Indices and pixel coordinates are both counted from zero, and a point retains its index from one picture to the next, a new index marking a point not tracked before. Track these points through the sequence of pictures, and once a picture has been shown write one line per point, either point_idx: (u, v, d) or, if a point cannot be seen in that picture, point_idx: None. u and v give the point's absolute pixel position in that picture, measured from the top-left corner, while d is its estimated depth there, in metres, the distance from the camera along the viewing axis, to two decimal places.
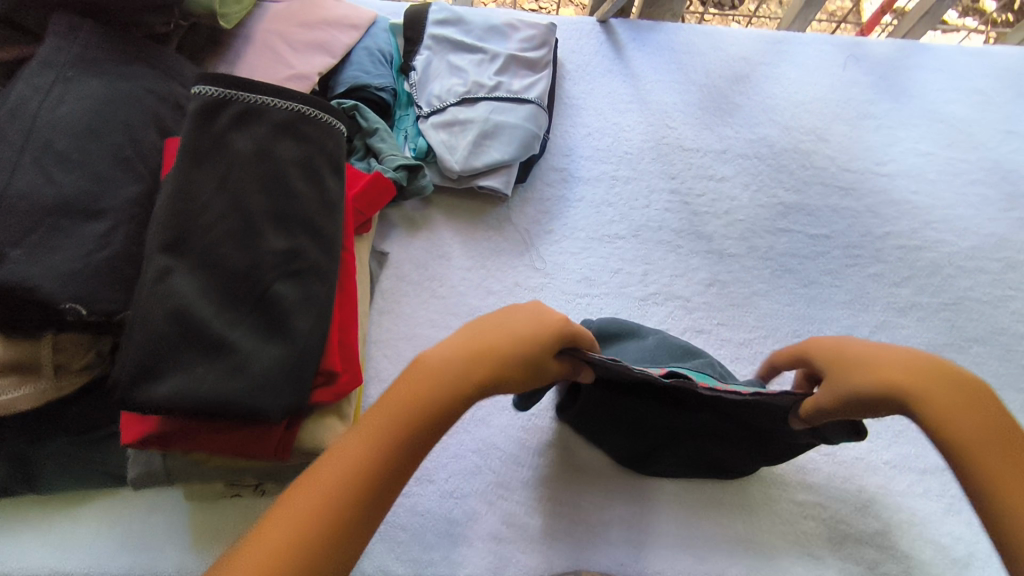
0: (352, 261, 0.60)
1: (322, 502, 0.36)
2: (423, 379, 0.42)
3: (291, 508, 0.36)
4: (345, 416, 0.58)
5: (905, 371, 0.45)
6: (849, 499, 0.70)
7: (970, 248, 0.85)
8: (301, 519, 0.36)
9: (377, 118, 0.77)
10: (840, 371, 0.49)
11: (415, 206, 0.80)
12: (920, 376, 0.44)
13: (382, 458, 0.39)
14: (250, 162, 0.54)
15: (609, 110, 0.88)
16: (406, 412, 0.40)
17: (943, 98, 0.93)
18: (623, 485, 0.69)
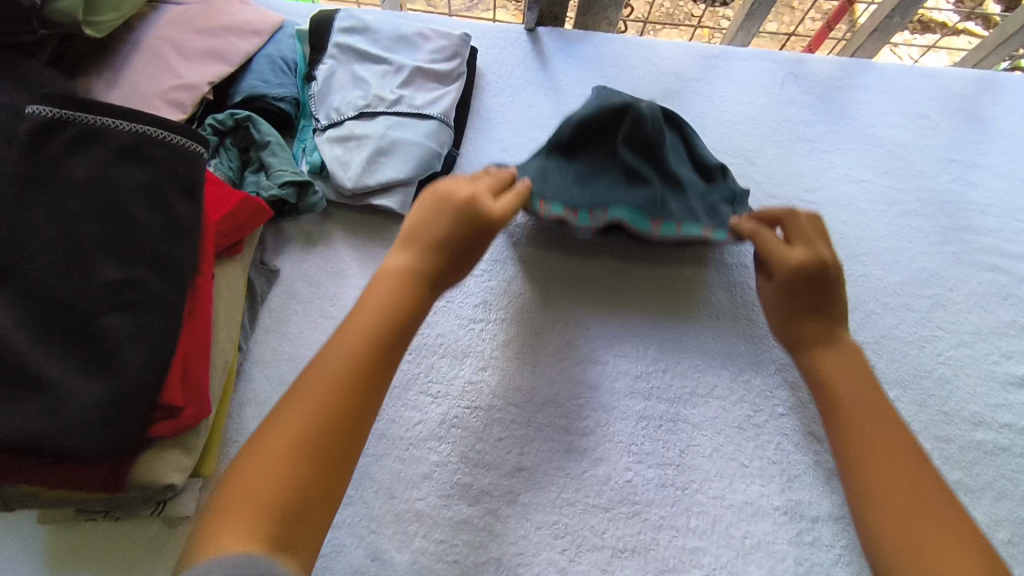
0: (209, 288, 0.59)
1: (270, 490, 0.44)
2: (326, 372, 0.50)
3: (244, 480, 0.45)
4: (190, 449, 0.56)
5: (882, 417, 0.60)
6: (735, 547, 0.67)
7: (897, 283, 0.80)
8: (309, 409, 0.48)
9: (272, 130, 0.74)
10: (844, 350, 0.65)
11: (313, 221, 0.78)
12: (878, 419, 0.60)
13: (342, 416, 0.49)
14: (83, 186, 0.52)
15: (527, 125, 0.85)
16: (347, 349, 0.52)
17: (884, 122, 0.90)
18: (500, 524, 0.66)
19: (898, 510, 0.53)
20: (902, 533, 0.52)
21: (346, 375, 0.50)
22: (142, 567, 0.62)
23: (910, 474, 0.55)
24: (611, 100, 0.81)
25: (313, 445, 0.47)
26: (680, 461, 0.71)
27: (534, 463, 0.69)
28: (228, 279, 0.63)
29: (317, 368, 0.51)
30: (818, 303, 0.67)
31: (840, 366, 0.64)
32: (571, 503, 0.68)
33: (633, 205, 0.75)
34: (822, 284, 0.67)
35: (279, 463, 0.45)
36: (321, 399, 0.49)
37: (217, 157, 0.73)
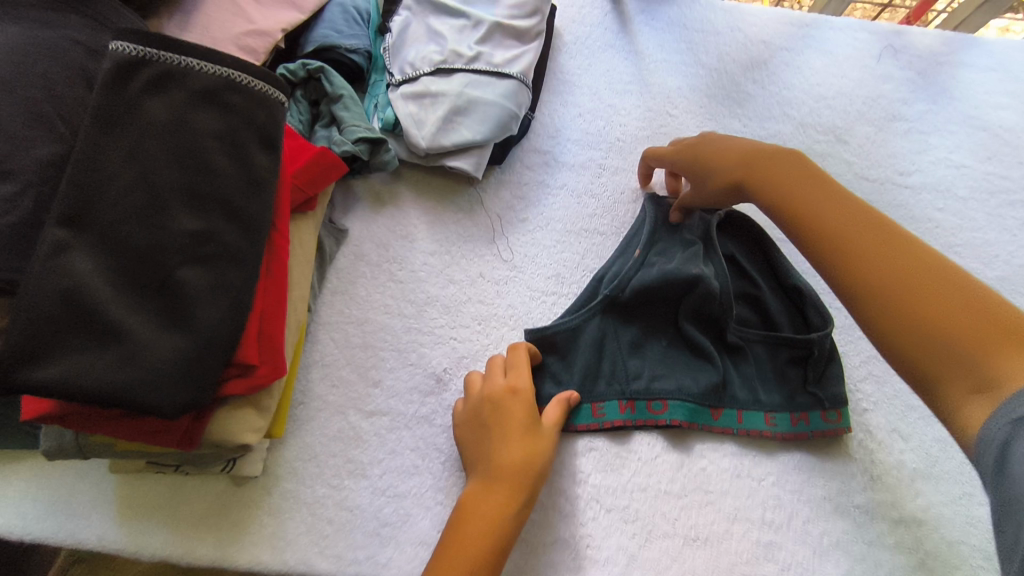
0: (285, 244, 0.56)
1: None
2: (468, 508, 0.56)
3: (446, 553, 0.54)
4: (264, 411, 0.54)
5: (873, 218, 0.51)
6: (812, 544, 0.64)
7: (996, 278, 0.75)
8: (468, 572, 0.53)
9: (344, 83, 0.70)
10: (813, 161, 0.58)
11: (382, 179, 0.74)
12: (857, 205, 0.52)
13: (494, 544, 0.55)
14: (162, 129, 0.49)
15: (604, 90, 0.80)
16: (490, 508, 0.56)
17: (990, 103, 0.83)
18: (569, 504, 0.64)
19: (913, 289, 0.46)
20: (911, 297, 0.46)
21: (496, 519, 0.56)
22: (211, 524, 0.60)
23: (900, 272, 0.47)
24: (677, 267, 0.67)
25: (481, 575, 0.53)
26: (757, 452, 0.67)
27: (603, 444, 0.67)
28: (302, 236, 0.60)
29: (474, 508, 0.56)
30: (812, 202, 0.55)
31: (863, 250, 0.50)
32: (643, 487, 0.65)
33: (696, 400, 0.67)
34: (821, 186, 0.55)
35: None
36: (492, 516, 0.56)
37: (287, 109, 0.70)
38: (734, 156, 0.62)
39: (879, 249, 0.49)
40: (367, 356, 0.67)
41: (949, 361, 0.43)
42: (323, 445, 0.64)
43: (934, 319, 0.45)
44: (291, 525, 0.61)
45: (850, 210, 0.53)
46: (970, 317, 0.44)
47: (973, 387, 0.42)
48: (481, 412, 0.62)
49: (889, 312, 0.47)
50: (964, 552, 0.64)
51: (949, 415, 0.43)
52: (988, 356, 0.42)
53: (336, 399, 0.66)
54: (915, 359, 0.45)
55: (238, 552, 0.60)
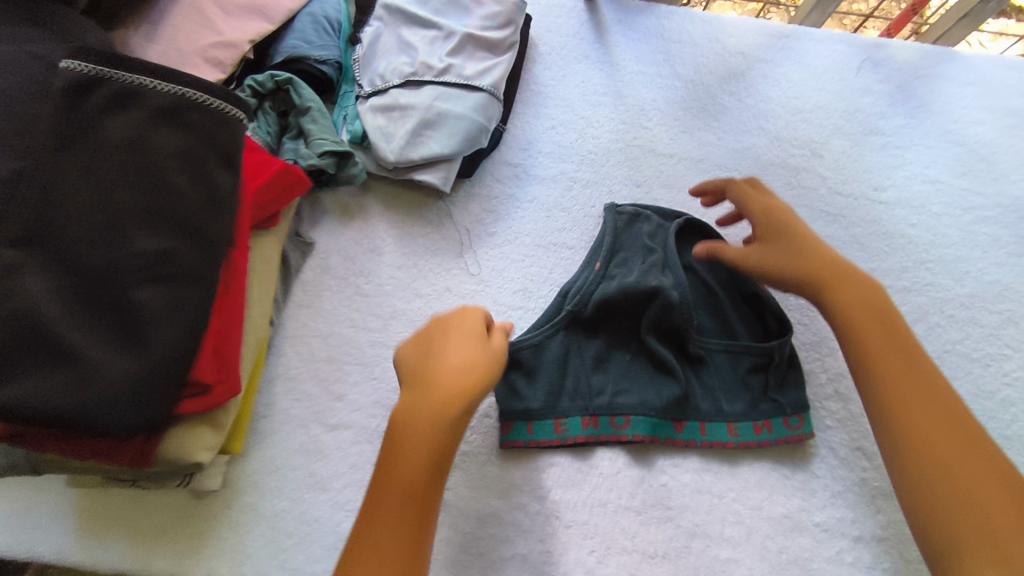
0: (242, 263, 0.57)
1: (375, 525, 0.49)
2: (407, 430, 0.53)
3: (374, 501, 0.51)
4: (220, 427, 0.55)
5: (877, 317, 0.57)
6: (769, 560, 0.65)
7: (965, 295, 0.75)
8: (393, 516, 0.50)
9: (313, 95, 0.71)
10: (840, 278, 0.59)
11: (351, 192, 0.75)
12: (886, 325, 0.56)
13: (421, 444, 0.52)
14: (119, 150, 0.49)
15: (578, 102, 0.80)
16: (422, 419, 0.53)
17: (967, 118, 0.82)
18: (529, 519, 0.65)
19: (955, 454, 0.49)
20: (944, 470, 0.49)
21: (431, 417, 0.53)
22: (170, 537, 0.62)
23: (952, 430, 0.51)
24: (636, 280, 0.68)
25: (406, 523, 0.49)
26: (719, 469, 0.68)
27: (564, 459, 0.67)
28: (263, 252, 0.61)
29: (406, 432, 0.53)
30: (896, 330, 0.56)
31: (920, 380, 0.53)
32: (604, 503, 0.66)
33: (658, 413, 0.67)
34: (892, 319, 0.57)
35: (372, 543, 0.49)
36: (420, 465, 0.52)
37: (255, 120, 0.70)
38: (773, 203, 0.66)
39: (940, 403, 0.52)
40: (331, 370, 0.68)
41: (960, 519, 0.47)
42: (284, 459, 0.64)
43: (918, 442, 0.51)
44: (249, 539, 0.62)
45: (874, 301, 0.58)
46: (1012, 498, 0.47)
47: (992, 557, 0.45)
48: (424, 339, 0.61)
49: (914, 482, 0.50)
50: (920, 570, 0.64)
51: (949, 548, 0.47)
52: (1021, 529, 0.46)
53: (299, 412, 0.66)
54: (929, 491, 0.49)
55: (195, 564, 0.61)
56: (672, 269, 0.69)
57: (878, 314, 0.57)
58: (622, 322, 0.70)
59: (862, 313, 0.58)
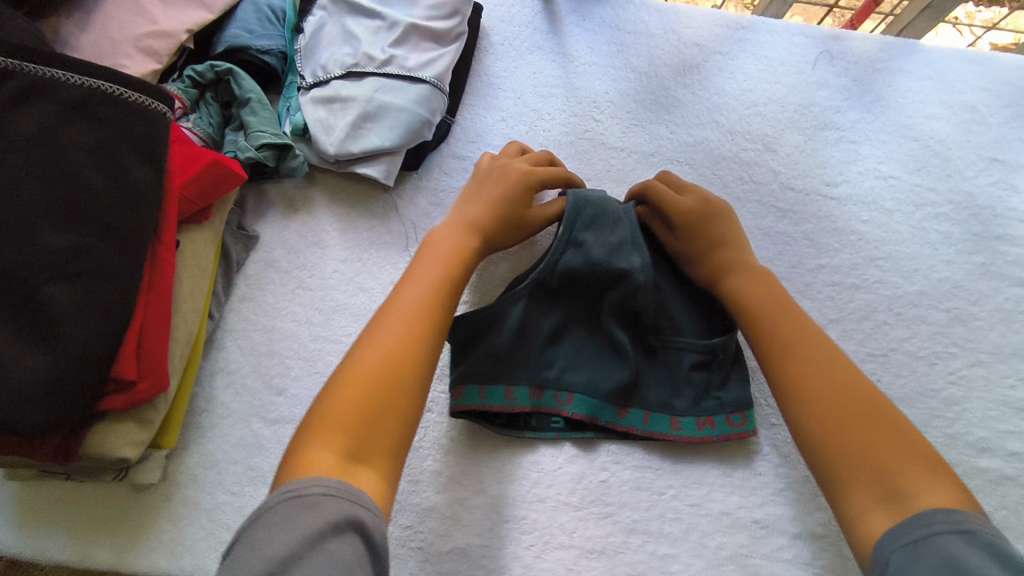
0: (170, 258, 0.56)
1: (377, 377, 0.47)
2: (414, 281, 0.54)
3: (361, 367, 0.47)
4: (147, 423, 0.54)
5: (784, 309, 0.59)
6: (706, 556, 0.65)
7: (914, 293, 0.75)
8: (374, 369, 0.47)
9: (254, 86, 0.69)
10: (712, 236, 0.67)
11: (296, 184, 0.73)
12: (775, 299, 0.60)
13: (430, 316, 0.52)
14: (29, 144, 0.49)
15: (530, 94, 0.79)
16: (411, 291, 0.53)
17: (923, 113, 0.82)
18: (468, 515, 0.65)
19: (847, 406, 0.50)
20: (839, 420, 0.49)
21: (434, 283, 0.54)
22: (108, 530, 0.61)
23: (847, 385, 0.51)
24: (603, 258, 0.66)
25: (410, 379, 0.48)
26: (660, 465, 0.68)
27: (505, 454, 0.67)
28: (195, 247, 0.60)
29: (399, 294, 0.53)
30: (782, 305, 0.60)
31: (816, 347, 0.55)
32: (543, 499, 0.66)
33: (601, 397, 0.67)
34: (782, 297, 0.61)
35: (365, 413, 0.45)
36: (411, 320, 0.51)
37: (196, 111, 0.69)
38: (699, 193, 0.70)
39: (829, 361, 0.53)
40: (273, 363, 0.66)
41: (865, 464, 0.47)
42: (224, 453, 0.63)
43: (809, 398, 0.52)
44: (189, 532, 0.61)
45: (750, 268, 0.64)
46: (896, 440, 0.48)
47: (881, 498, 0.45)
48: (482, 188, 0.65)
49: (825, 441, 0.49)
50: (855, 567, 0.65)
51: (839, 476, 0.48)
52: (913, 474, 0.46)
53: (241, 406, 0.65)
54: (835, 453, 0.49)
55: (133, 557, 0.60)
56: (639, 249, 0.66)
57: (761, 282, 0.62)
58: (582, 299, 0.69)
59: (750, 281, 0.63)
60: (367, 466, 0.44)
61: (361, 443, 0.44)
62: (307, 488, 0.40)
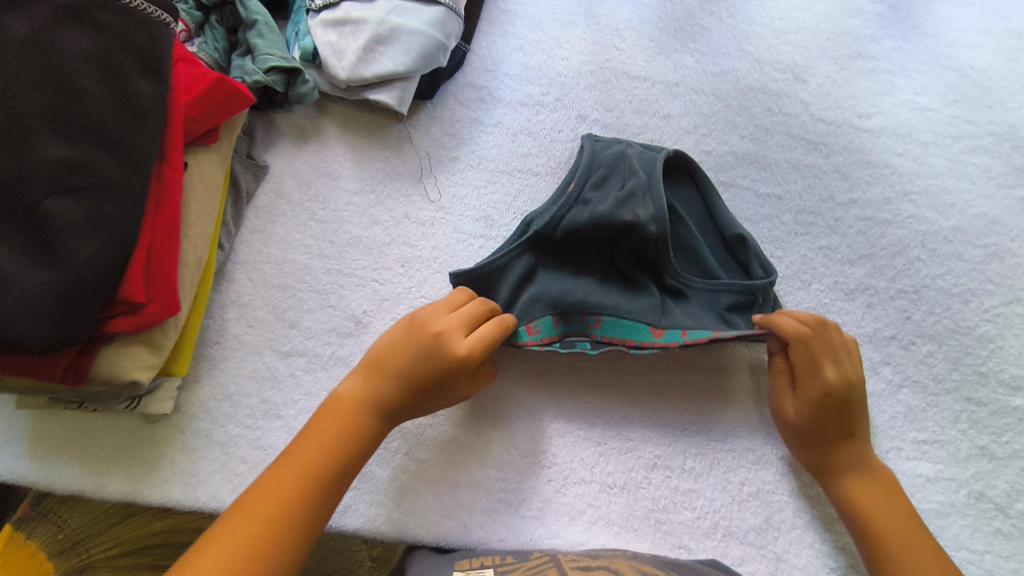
0: (177, 177, 0.53)
1: (262, 531, 0.46)
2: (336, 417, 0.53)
3: (229, 534, 0.45)
4: (158, 348, 0.53)
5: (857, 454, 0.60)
6: (731, 492, 0.63)
7: (949, 229, 0.72)
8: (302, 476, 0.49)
9: (261, 7, 0.66)
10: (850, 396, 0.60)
11: (306, 113, 0.70)
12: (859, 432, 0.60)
13: (358, 422, 0.53)
14: (22, 46, 0.46)
15: (548, 21, 0.75)
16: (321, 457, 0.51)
17: (965, 41, 0.77)
18: (486, 448, 0.63)
19: (896, 513, 0.57)
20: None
21: (355, 416, 0.54)
22: (122, 461, 0.60)
23: (880, 492, 0.58)
24: (610, 209, 0.63)
25: (319, 499, 0.49)
26: (682, 400, 0.66)
27: (524, 390, 0.65)
28: (203, 169, 0.58)
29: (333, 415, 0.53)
30: (846, 423, 0.59)
31: (863, 457, 0.60)
32: (563, 434, 0.64)
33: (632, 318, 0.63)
34: (852, 394, 0.59)
35: (275, 529, 0.46)
36: (330, 441, 0.52)
37: (201, 35, 0.66)
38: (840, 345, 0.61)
39: (869, 483, 0.59)
40: (286, 297, 0.65)
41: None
42: (238, 386, 0.62)
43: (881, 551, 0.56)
44: (204, 464, 0.60)
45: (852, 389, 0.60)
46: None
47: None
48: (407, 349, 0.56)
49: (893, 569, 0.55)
50: None
51: None
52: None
53: (253, 339, 0.64)
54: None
55: (148, 488, 0.59)
56: (653, 197, 0.64)
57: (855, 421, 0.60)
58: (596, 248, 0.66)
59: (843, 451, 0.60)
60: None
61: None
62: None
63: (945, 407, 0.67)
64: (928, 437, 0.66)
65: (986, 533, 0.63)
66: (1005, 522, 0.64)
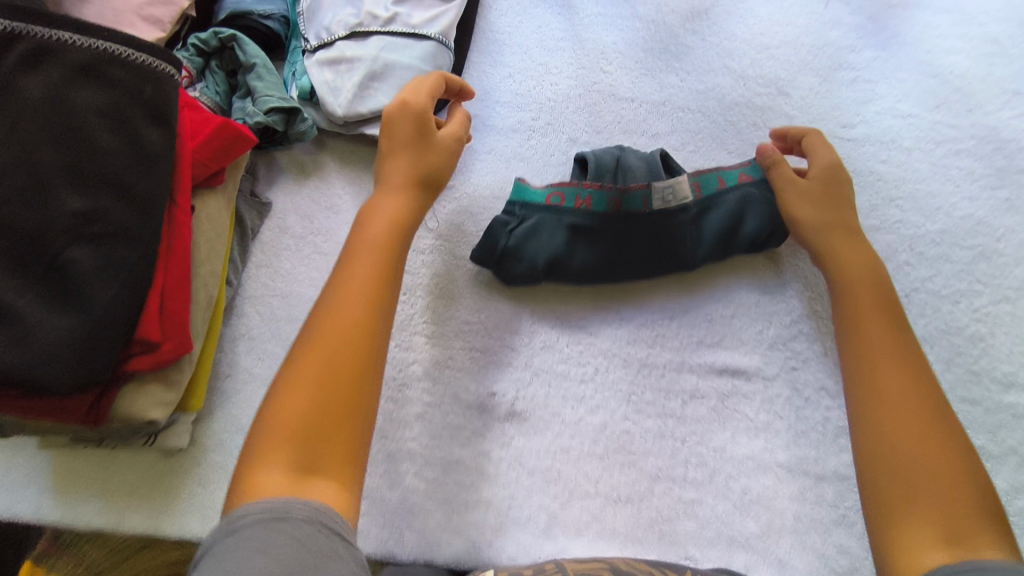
0: (186, 221, 0.56)
1: (313, 400, 0.41)
2: (371, 250, 0.49)
3: (286, 417, 0.41)
4: (173, 385, 0.55)
5: (879, 291, 0.57)
6: (732, 499, 0.65)
7: (936, 232, 0.73)
8: (341, 330, 0.44)
9: (259, 51, 0.69)
10: (834, 198, 0.63)
11: (305, 150, 0.73)
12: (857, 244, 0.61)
13: (389, 259, 0.49)
14: (41, 109, 0.49)
15: (536, 48, 0.78)
16: (351, 303, 0.45)
17: (943, 48, 0.79)
18: (492, 467, 0.65)
19: (879, 315, 0.55)
20: (873, 402, 0.49)
21: (378, 251, 0.49)
22: (142, 494, 0.62)
23: (867, 301, 0.56)
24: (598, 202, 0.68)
25: (365, 350, 0.44)
26: (681, 412, 0.68)
27: (527, 408, 0.67)
28: (210, 212, 0.60)
29: (359, 244, 0.49)
30: (841, 196, 0.64)
31: (845, 245, 0.61)
32: (567, 450, 0.66)
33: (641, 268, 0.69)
34: (846, 189, 0.64)
35: (349, 375, 0.43)
36: (364, 283, 0.47)
37: (203, 80, 0.69)
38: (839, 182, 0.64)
39: (865, 274, 0.59)
40: (293, 329, 0.67)
41: (911, 490, 0.45)
42: (250, 418, 0.64)
43: (882, 421, 0.48)
44: (220, 495, 0.62)
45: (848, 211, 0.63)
46: (941, 445, 0.46)
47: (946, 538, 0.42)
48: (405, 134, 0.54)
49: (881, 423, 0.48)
50: None
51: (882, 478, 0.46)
52: (937, 428, 0.47)
53: (263, 371, 0.66)
54: (864, 377, 0.51)
55: (167, 520, 0.62)
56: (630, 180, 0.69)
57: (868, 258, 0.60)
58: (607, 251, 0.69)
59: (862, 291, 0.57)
60: (319, 483, 0.40)
61: (310, 460, 0.40)
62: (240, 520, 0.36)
63: None
64: None
65: None
66: None
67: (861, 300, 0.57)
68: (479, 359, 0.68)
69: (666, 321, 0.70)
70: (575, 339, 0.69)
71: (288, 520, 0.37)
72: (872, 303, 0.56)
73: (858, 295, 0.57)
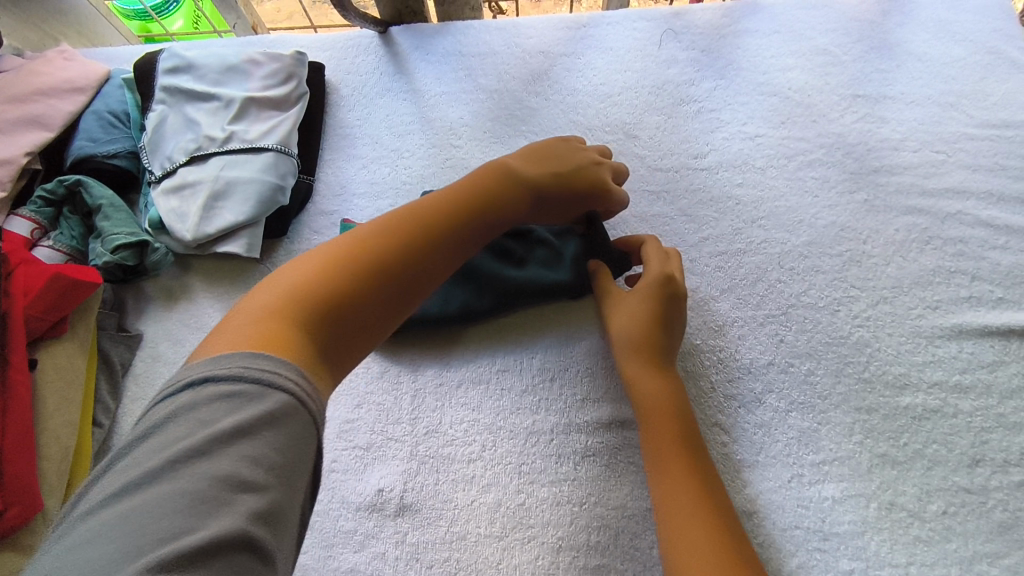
0: (24, 377, 0.56)
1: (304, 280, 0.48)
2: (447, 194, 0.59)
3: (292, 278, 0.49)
4: (28, 548, 0.53)
5: (676, 403, 0.63)
6: (643, 559, 0.61)
7: (803, 245, 0.74)
8: (366, 241, 0.53)
9: (107, 191, 0.70)
10: (666, 298, 0.67)
11: (171, 276, 0.73)
12: (647, 347, 0.66)
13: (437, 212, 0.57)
14: None
15: (385, 135, 0.79)
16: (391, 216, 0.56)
17: (778, 66, 0.83)
18: (389, 569, 0.62)
19: (665, 434, 0.61)
20: (669, 513, 0.56)
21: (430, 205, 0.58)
22: None
23: (666, 412, 0.62)
24: None
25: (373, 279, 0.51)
26: (575, 475, 0.65)
27: (418, 499, 0.65)
28: (56, 359, 0.60)
29: (438, 199, 0.59)
30: (659, 313, 0.67)
31: (646, 364, 0.65)
32: (466, 537, 0.63)
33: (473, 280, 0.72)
34: (672, 303, 0.67)
35: (341, 272, 0.50)
36: (421, 212, 0.57)
37: (56, 228, 0.70)
38: (651, 289, 0.67)
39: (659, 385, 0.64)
40: None
41: (685, 546, 0.53)
42: None
43: (665, 504, 0.57)
44: None
45: (650, 314, 0.67)
46: (697, 519, 0.54)
47: None
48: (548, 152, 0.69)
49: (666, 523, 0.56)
50: (803, 540, 0.61)
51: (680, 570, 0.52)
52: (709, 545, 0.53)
53: None
54: (661, 492, 0.58)
55: None
56: None
57: (653, 346, 0.66)
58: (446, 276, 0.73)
59: (655, 392, 0.63)
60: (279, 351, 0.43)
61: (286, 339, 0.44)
62: (216, 372, 0.40)
63: (837, 422, 0.66)
64: (826, 458, 0.64)
65: (907, 545, 0.60)
66: (923, 528, 0.61)
67: (651, 403, 0.63)
68: (364, 457, 0.67)
69: (547, 383, 0.70)
70: (457, 415, 0.69)
71: (219, 423, 0.38)
72: (655, 392, 0.63)
73: (643, 399, 0.64)
